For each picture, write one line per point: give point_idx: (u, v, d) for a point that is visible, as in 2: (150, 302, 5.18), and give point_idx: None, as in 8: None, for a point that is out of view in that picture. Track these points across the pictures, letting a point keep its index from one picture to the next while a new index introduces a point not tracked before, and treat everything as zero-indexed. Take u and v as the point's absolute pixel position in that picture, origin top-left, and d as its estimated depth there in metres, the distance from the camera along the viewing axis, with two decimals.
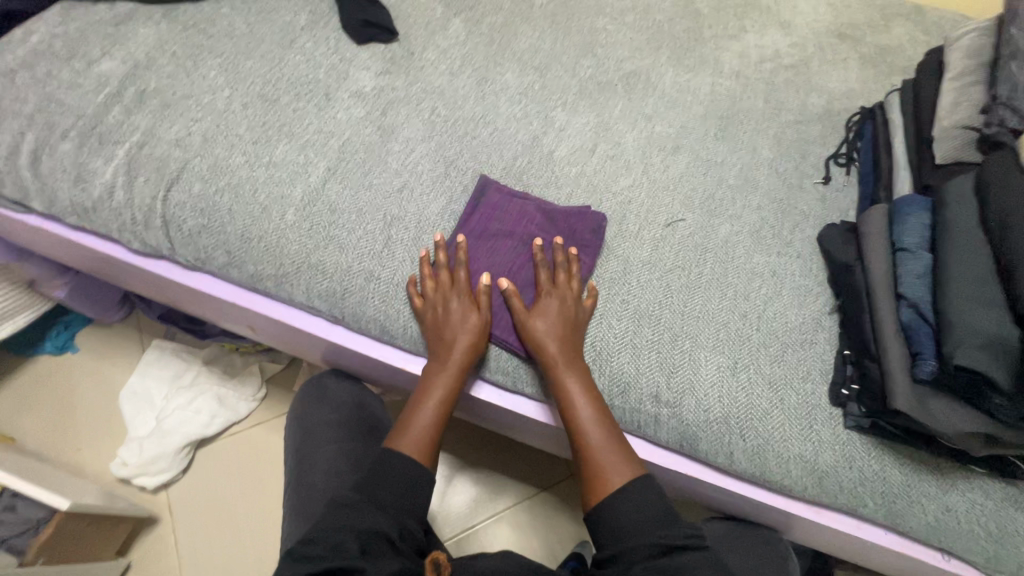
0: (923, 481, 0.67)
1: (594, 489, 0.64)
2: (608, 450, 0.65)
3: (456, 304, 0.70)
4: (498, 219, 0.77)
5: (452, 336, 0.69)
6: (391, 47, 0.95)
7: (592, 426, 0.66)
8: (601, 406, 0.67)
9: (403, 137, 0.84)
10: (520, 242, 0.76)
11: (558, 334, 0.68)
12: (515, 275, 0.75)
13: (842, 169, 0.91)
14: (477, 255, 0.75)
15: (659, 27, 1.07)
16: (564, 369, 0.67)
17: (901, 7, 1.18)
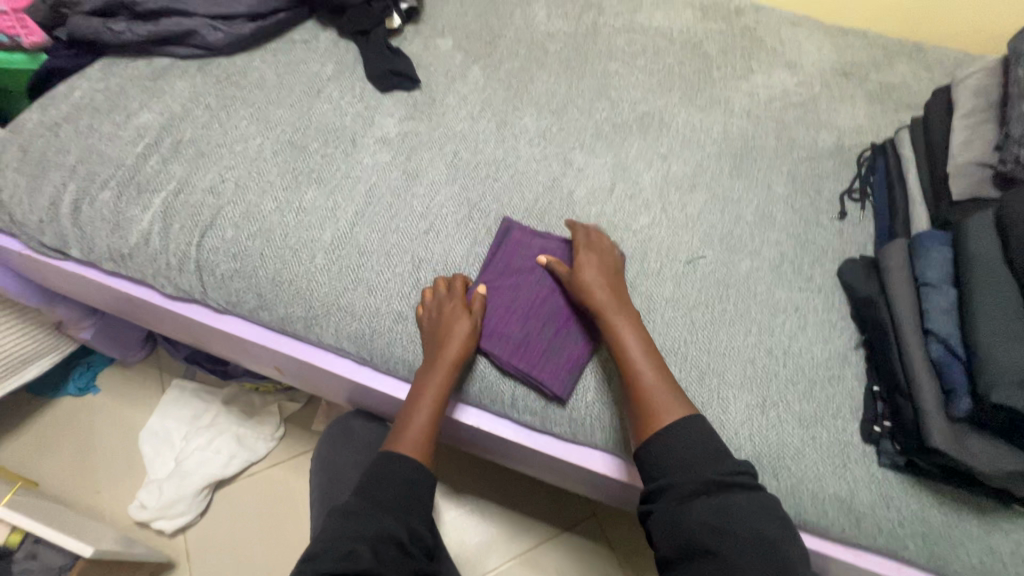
0: (965, 521, 0.65)
1: (644, 422, 0.65)
2: (656, 385, 0.66)
3: (448, 306, 0.71)
4: (524, 254, 0.78)
5: (443, 336, 0.69)
6: (414, 94, 0.99)
7: (643, 364, 0.67)
8: (651, 349, 0.69)
9: (428, 180, 0.87)
10: (544, 276, 0.77)
11: (602, 284, 0.73)
12: (537, 309, 0.75)
13: (857, 204, 0.93)
14: (500, 289, 0.76)
15: (670, 70, 1.11)
16: (613, 313, 0.71)
17: (903, 45, 1.22)
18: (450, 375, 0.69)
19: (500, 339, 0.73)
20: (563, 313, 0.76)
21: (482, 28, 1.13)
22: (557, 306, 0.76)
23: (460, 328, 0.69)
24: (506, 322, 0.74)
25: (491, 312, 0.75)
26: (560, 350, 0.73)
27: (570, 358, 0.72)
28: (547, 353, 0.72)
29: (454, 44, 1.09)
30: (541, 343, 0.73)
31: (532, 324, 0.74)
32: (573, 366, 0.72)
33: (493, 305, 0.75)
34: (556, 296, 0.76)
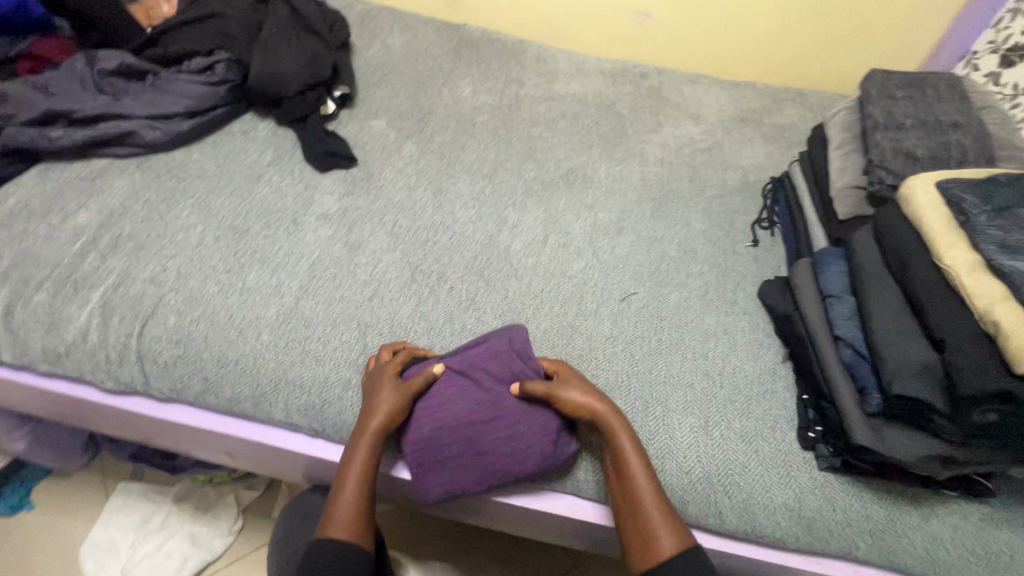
0: (905, 513, 0.69)
1: (642, 546, 0.64)
2: (656, 511, 0.65)
3: (388, 379, 0.71)
4: (498, 368, 0.74)
5: (371, 414, 0.69)
6: (352, 172, 1.05)
7: (644, 485, 0.66)
8: (653, 474, 0.67)
9: (370, 250, 0.91)
10: (503, 393, 0.73)
11: (602, 405, 0.70)
12: (464, 421, 0.72)
13: (767, 232, 1.03)
14: (449, 384, 0.74)
15: (587, 130, 1.23)
16: (616, 434, 0.69)
17: (786, 92, 1.40)
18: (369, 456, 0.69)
19: (412, 427, 0.72)
20: (480, 448, 0.71)
21: (413, 107, 1.23)
22: (485, 439, 0.71)
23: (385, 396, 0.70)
24: (430, 415, 0.72)
25: (432, 393, 0.74)
26: (459, 465, 0.71)
27: (456, 482, 0.71)
28: (437, 467, 0.71)
29: (388, 123, 1.17)
30: (438, 454, 0.71)
31: (444, 439, 0.71)
32: (461, 485, 0.71)
33: (438, 392, 0.73)
34: (491, 427, 0.72)
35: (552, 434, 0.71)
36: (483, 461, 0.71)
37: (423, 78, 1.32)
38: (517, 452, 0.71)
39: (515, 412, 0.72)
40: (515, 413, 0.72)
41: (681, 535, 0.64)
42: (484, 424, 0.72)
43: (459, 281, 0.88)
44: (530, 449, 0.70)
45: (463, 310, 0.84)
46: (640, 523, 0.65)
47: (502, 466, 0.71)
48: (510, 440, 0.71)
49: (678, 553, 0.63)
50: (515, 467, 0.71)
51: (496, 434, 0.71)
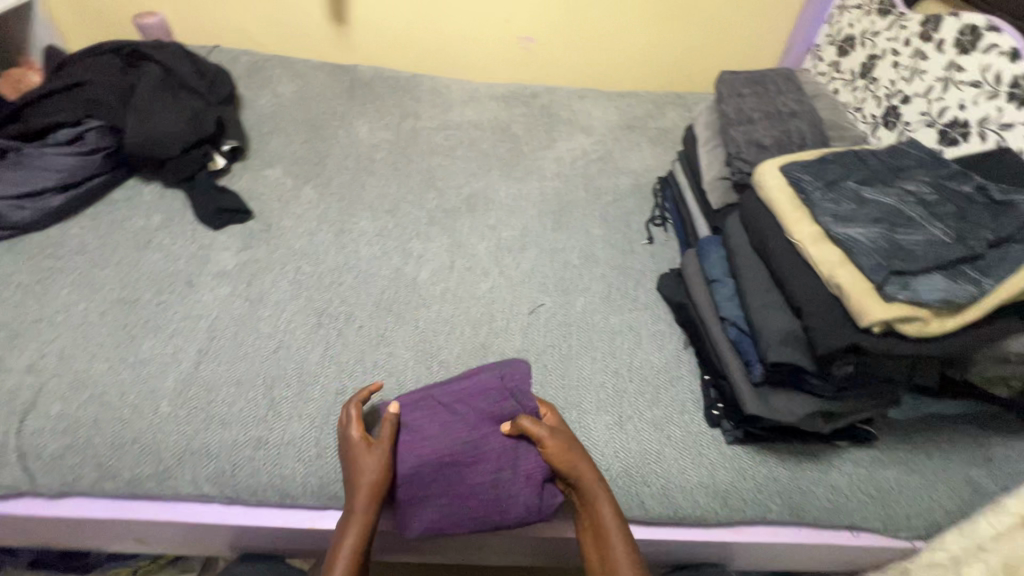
0: (807, 469, 0.74)
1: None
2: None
3: (362, 443, 0.69)
4: (488, 408, 0.74)
5: (356, 480, 0.67)
6: (248, 225, 1.03)
7: (620, 548, 0.65)
8: (628, 541, 0.66)
9: (273, 301, 0.89)
10: (490, 434, 0.73)
11: (584, 463, 0.69)
12: (448, 459, 0.72)
13: (661, 229, 1.10)
14: (437, 424, 0.74)
15: (485, 153, 1.27)
16: (594, 496, 0.68)
17: (666, 97, 1.51)
18: (367, 521, 0.66)
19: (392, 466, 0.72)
20: (462, 492, 0.71)
21: (309, 152, 1.23)
22: (470, 482, 0.71)
23: (368, 462, 0.68)
24: (411, 454, 0.72)
25: (414, 428, 0.73)
26: (439, 507, 0.71)
27: (435, 524, 0.70)
28: (420, 505, 0.71)
29: (284, 171, 1.16)
30: (418, 494, 0.71)
31: (426, 479, 0.71)
32: (438, 527, 0.70)
33: (421, 429, 0.73)
34: (475, 469, 0.72)
35: (537, 483, 0.71)
36: (466, 505, 0.71)
37: (317, 121, 1.32)
38: (500, 497, 0.71)
39: (503, 454, 0.72)
40: (504, 457, 0.72)
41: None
42: (469, 465, 0.72)
43: (368, 319, 0.88)
44: (514, 497, 0.70)
45: (374, 348, 0.84)
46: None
47: (485, 513, 0.70)
48: (491, 487, 0.71)
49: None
50: (496, 516, 0.70)
51: (476, 478, 0.71)
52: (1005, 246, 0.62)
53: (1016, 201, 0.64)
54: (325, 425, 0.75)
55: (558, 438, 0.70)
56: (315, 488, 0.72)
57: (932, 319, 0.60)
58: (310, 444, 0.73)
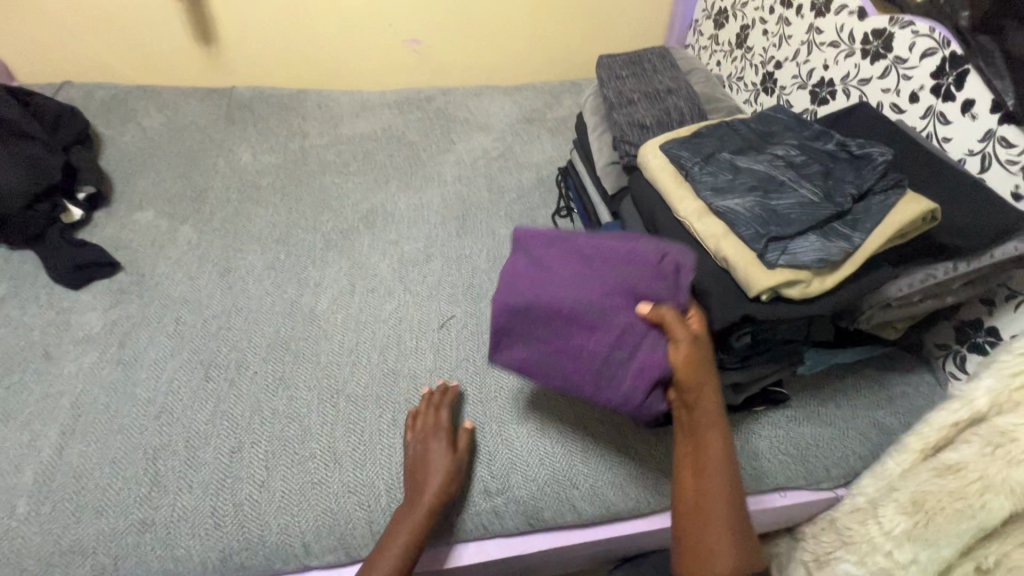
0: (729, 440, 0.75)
1: (698, 555, 0.58)
2: (723, 525, 0.58)
3: (442, 436, 0.71)
4: (633, 280, 0.62)
5: (424, 476, 0.68)
6: (116, 278, 0.92)
7: (721, 495, 0.58)
8: (733, 490, 0.59)
9: (150, 360, 0.80)
10: (624, 308, 0.61)
11: (710, 387, 0.59)
12: (561, 308, 0.62)
13: (567, 220, 1.08)
14: (573, 275, 0.64)
15: (381, 165, 1.21)
16: (707, 430, 0.59)
17: (562, 86, 1.50)
18: (426, 518, 0.65)
19: (505, 297, 0.64)
20: (566, 348, 0.62)
21: (184, 187, 1.12)
22: (576, 339, 0.61)
23: (440, 460, 0.68)
24: (534, 291, 0.64)
25: (545, 264, 0.67)
26: (535, 350, 0.63)
27: (524, 363, 0.63)
28: (518, 337, 0.64)
29: (155, 212, 1.06)
30: (524, 329, 0.63)
31: (536, 316, 0.63)
32: (525, 366, 0.63)
33: (552, 267, 0.66)
34: (589, 333, 0.61)
35: (650, 383, 0.57)
36: (562, 360, 0.62)
37: (192, 152, 1.21)
38: (606, 373, 0.60)
39: (625, 334, 0.60)
40: (628, 337, 0.60)
41: (741, 557, 0.57)
42: (579, 319, 0.62)
43: (262, 363, 0.81)
44: (617, 377, 0.59)
45: (273, 394, 0.77)
46: (698, 530, 0.58)
47: (580, 377, 0.61)
48: (600, 355, 0.60)
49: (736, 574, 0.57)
50: (590, 388, 0.61)
51: (589, 342, 0.61)
52: (867, 198, 0.64)
53: (873, 154, 0.66)
54: (220, 491, 0.68)
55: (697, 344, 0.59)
56: (216, 564, 0.65)
57: (813, 280, 0.61)
58: (205, 515, 0.66)
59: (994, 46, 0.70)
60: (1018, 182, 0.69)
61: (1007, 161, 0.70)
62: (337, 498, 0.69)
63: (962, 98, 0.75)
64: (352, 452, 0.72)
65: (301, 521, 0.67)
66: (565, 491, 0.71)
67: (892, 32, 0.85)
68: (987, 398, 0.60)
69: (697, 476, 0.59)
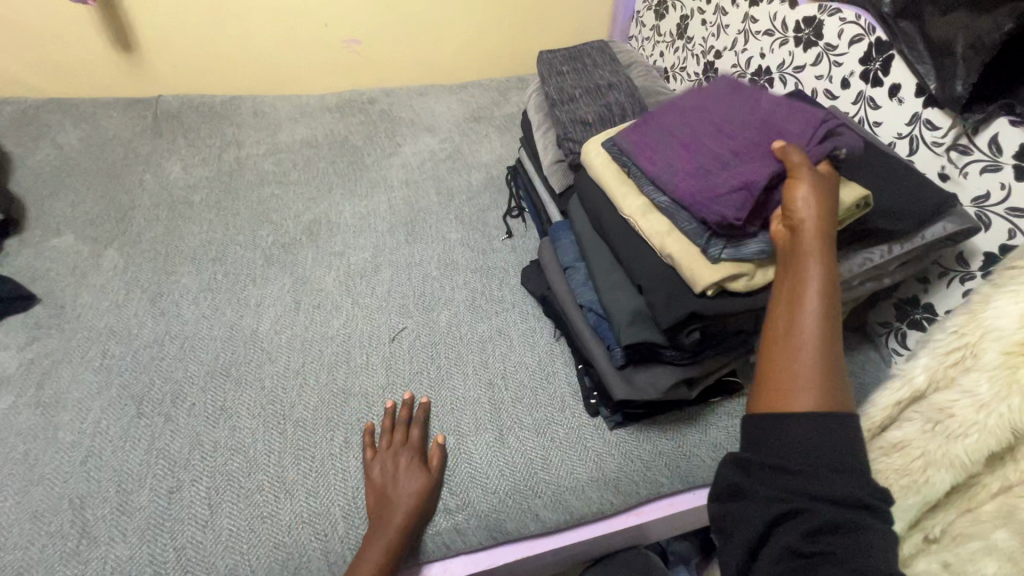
0: (687, 434, 0.75)
1: (778, 383, 0.47)
2: (817, 352, 0.47)
3: (403, 459, 0.68)
4: (794, 113, 0.65)
5: (394, 496, 0.66)
6: (33, 312, 0.85)
7: (817, 319, 0.49)
8: (834, 330, 0.48)
9: (73, 400, 0.74)
10: (764, 133, 0.64)
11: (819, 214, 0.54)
12: (715, 117, 0.69)
13: (519, 220, 1.07)
14: (743, 102, 0.70)
15: (323, 173, 1.16)
16: (807, 253, 0.53)
17: (510, 83, 1.48)
18: (396, 539, 0.63)
19: (679, 103, 0.75)
20: (689, 146, 0.68)
21: (107, 208, 1.04)
22: (704, 141, 0.67)
23: (412, 477, 0.67)
24: (703, 104, 0.72)
25: (726, 90, 0.73)
26: (660, 142, 0.71)
27: (642, 147, 0.71)
28: (655, 126, 0.73)
29: (76, 237, 0.98)
30: (668, 122, 0.72)
31: (689, 118, 0.71)
32: (639, 147, 0.71)
33: (733, 93, 0.72)
34: (720, 141, 0.66)
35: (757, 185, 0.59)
36: (679, 153, 0.68)
37: (115, 168, 1.13)
38: (705, 172, 0.64)
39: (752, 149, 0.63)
40: (754, 153, 0.63)
41: (833, 399, 0.46)
42: (718, 129, 0.68)
43: (200, 394, 0.76)
44: (716, 176, 0.63)
45: (213, 425, 0.73)
46: (782, 359, 0.48)
47: (679, 166, 0.66)
48: (714, 157, 0.65)
49: (822, 411, 0.45)
50: (680, 177, 0.65)
51: (713, 144, 0.66)
52: None
53: None
54: (157, 536, 0.63)
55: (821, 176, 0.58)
56: None
57: (757, 270, 0.62)
58: (142, 565, 0.61)
59: (914, 31, 0.71)
60: (943, 163, 0.72)
61: (933, 143, 0.72)
62: (289, 531, 0.65)
63: (889, 83, 0.77)
64: (303, 480, 0.69)
65: (250, 559, 0.63)
66: (528, 499, 0.69)
67: (821, 19, 0.86)
68: (924, 376, 0.59)
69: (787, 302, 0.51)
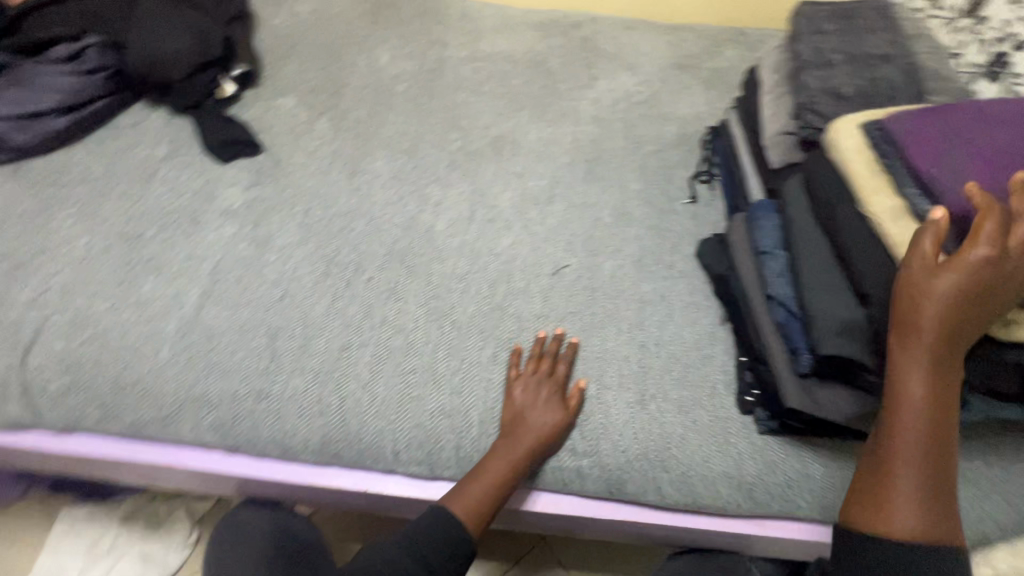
0: (844, 468, 0.68)
1: (869, 507, 0.56)
2: (906, 486, 0.54)
3: (545, 390, 0.70)
4: None
5: (526, 420, 0.68)
6: (257, 159, 0.96)
7: (908, 451, 0.54)
8: (928, 454, 0.54)
9: (279, 246, 0.84)
10: None
11: (942, 329, 0.52)
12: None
13: (706, 186, 0.98)
14: None
15: (516, 90, 1.15)
16: (916, 375, 0.54)
17: (727, 32, 1.32)
18: (520, 463, 0.67)
19: (978, 108, 0.61)
20: (989, 165, 0.56)
21: (325, 81, 1.13)
22: (1010, 168, 0.56)
23: (547, 409, 0.68)
24: (1011, 121, 0.59)
25: None
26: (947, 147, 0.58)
27: (920, 146, 0.59)
28: (942, 125, 0.60)
29: (297, 101, 1.07)
30: (962, 127, 0.60)
31: (992, 131, 0.59)
32: (916, 147, 0.59)
33: None
34: None
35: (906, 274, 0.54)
36: (971, 168, 0.56)
37: (335, 46, 1.21)
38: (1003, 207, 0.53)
39: None
40: None
41: (922, 522, 0.53)
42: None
43: (378, 271, 0.82)
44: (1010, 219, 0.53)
45: (383, 302, 0.79)
46: (875, 485, 0.56)
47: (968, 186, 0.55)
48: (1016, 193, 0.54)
49: (913, 538, 0.53)
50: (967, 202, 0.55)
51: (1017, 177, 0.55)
52: None
53: None
54: (327, 382, 0.72)
55: (960, 271, 0.51)
56: (317, 448, 0.70)
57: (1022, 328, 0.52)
58: (313, 401, 0.71)
59: None
60: None
61: None
62: (429, 417, 0.70)
63: None
64: (450, 376, 0.73)
65: (395, 429, 0.70)
66: (652, 469, 0.68)
67: None
68: None
69: (887, 426, 0.56)
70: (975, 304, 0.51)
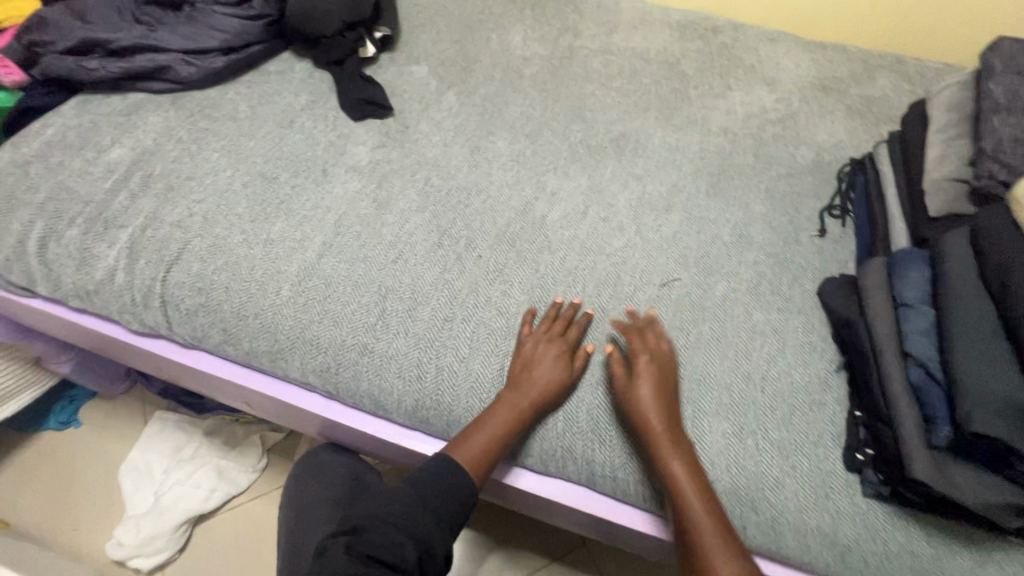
0: (955, 555, 0.62)
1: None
2: (717, 546, 0.59)
3: (554, 348, 0.71)
4: None
5: (535, 372, 0.70)
6: (386, 122, 0.99)
7: (700, 513, 0.61)
8: (717, 512, 0.62)
9: (398, 210, 0.86)
10: None
11: (661, 405, 0.67)
12: None
13: (837, 221, 0.91)
14: None
15: (645, 90, 1.11)
16: (665, 448, 0.64)
17: (882, 58, 1.21)
18: (527, 414, 0.68)
19: None
20: None
21: (457, 54, 1.14)
22: None
23: (553, 366, 0.70)
24: None
25: None
26: None
27: None
28: None
29: (429, 70, 1.09)
30: None
31: None
32: None
33: None
34: None
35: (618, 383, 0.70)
36: None
37: (471, 21, 1.22)
38: None
39: None
40: None
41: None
42: None
43: (488, 251, 0.83)
44: None
45: (490, 282, 0.79)
46: (697, 554, 0.60)
47: None
48: None
49: None
50: None
51: None
52: None
53: None
54: (428, 349, 0.73)
55: (646, 366, 0.69)
56: (408, 411, 0.73)
57: None
58: (412, 364, 0.73)
59: None
60: None
61: None
62: None
63: None
64: None
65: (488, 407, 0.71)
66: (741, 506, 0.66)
67: None
68: None
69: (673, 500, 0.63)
70: (666, 385, 0.68)
